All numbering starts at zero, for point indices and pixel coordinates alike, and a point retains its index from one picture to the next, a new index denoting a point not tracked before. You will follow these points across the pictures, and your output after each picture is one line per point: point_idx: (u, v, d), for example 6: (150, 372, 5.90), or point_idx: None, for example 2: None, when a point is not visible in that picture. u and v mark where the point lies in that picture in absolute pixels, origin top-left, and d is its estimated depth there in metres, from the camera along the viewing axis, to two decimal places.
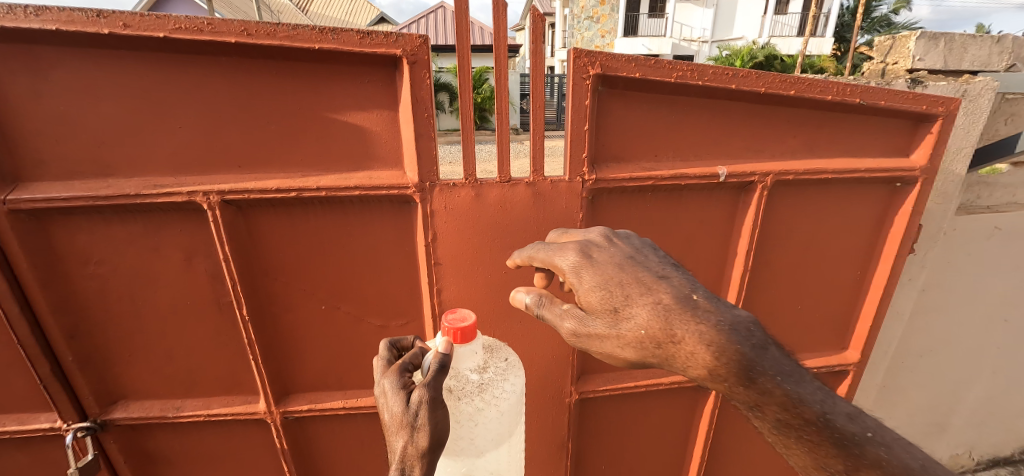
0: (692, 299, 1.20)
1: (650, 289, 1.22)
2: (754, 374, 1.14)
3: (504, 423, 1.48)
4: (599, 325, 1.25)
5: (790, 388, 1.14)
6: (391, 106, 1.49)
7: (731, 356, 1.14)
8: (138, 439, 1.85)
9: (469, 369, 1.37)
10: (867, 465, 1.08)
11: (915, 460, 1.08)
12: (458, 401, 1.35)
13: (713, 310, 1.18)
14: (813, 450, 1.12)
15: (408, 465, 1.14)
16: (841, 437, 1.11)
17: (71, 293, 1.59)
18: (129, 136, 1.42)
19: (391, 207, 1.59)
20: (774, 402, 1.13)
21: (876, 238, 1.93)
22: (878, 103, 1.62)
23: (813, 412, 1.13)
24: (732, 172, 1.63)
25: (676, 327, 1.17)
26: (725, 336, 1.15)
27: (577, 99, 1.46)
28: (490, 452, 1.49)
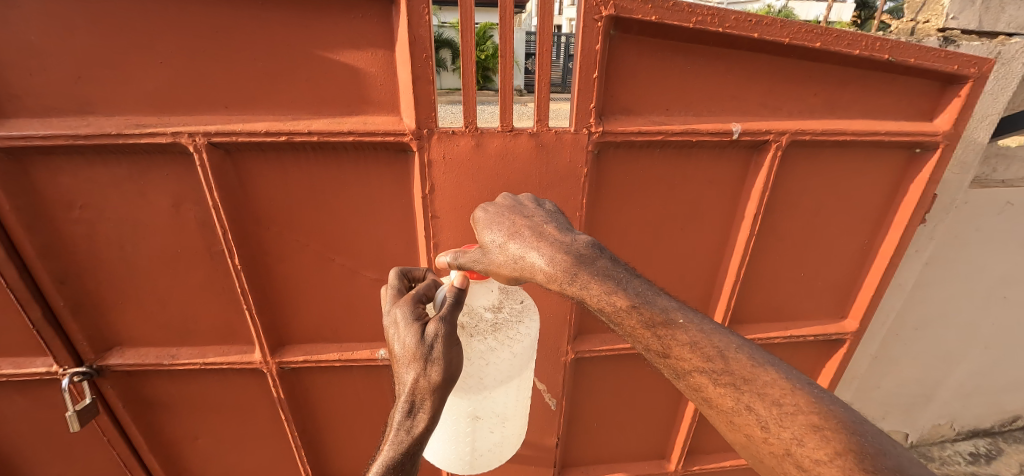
0: (554, 235, 1.20)
1: (522, 229, 1.24)
2: (611, 301, 1.12)
3: (516, 365, 1.45)
4: (490, 262, 1.25)
5: (654, 314, 1.11)
6: (387, 46, 1.39)
7: (586, 285, 1.13)
8: (135, 385, 1.86)
9: (483, 306, 1.36)
10: (733, 383, 1.04)
11: (785, 376, 1.02)
12: (470, 337, 1.35)
13: (573, 244, 1.18)
14: (686, 374, 1.08)
15: (419, 397, 1.14)
16: (711, 357, 1.06)
17: (57, 236, 1.54)
18: (109, 71, 1.34)
19: (387, 156, 1.52)
20: (635, 324, 1.11)
21: (889, 205, 1.86)
22: (908, 61, 1.52)
23: (683, 335, 1.09)
24: (747, 129, 1.55)
25: (535, 256, 1.17)
26: (580, 266, 1.14)
27: (587, 44, 1.37)
28: (498, 394, 1.46)
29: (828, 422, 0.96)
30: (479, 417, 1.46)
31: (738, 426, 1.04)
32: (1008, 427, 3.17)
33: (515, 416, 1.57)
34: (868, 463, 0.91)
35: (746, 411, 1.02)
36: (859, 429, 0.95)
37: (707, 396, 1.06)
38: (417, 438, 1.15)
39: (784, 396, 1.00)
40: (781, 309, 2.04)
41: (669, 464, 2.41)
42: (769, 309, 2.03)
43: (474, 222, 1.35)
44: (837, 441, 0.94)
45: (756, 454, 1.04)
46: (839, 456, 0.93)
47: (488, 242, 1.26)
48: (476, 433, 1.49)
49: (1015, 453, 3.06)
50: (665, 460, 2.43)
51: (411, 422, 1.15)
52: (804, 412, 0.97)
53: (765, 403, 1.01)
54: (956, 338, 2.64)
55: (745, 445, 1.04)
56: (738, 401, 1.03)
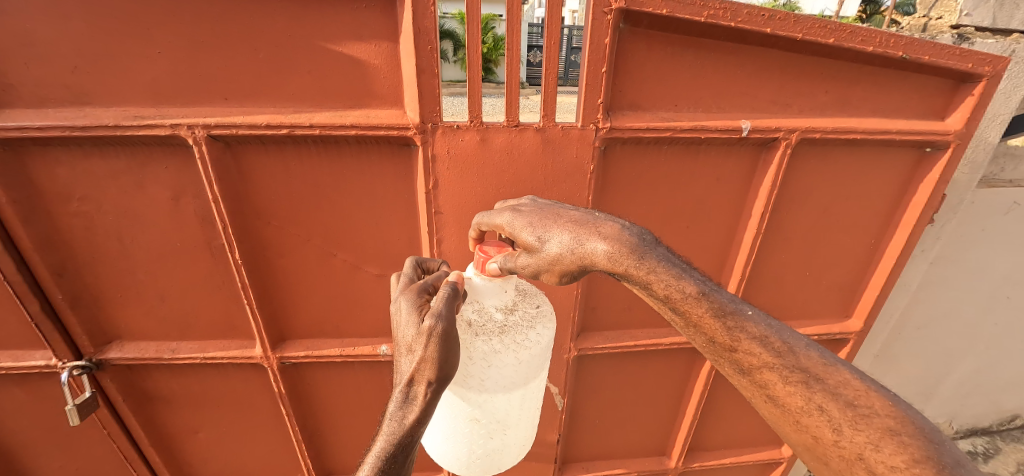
0: (611, 222, 1.16)
1: (573, 221, 1.19)
2: (680, 289, 1.10)
3: (519, 373, 1.39)
4: (541, 259, 1.19)
5: (723, 305, 1.10)
6: (391, 38, 1.36)
7: (655, 271, 1.10)
8: (135, 379, 1.84)
9: (494, 306, 1.32)
10: (805, 382, 1.03)
11: (862, 378, 1.02)
12: (475, 336, 1.31)
13: (635, 231, 1.15)
14: (754, 369, 1.07)
15: (414, 388, 1.14)
16: (782, 353, 1.06)
17: (55, 229, 1.52)
18: (106, 61, 1.31)
19: (390, 150, 1.50)
20: (703, 313, 1.09)
21: (897, 204, 1.84)
22: (921, 58, 1.49)
23: (752, 328, 1.08)
24: (757, 127, 1.52)
25: (597, 243, 1.13)
26: (648, 253, 1.11)
27: (596, 37, 1.34)
28: (498, 401, 1.40)
29: (905, 427, 0.97)
30: (478, 421, 1.41)
31: (805, 427, 1.04)
32: (1006, 427, 3.18)
33: (517, 426, 1.50)
34: (946, 473, 0.92)
35: (817, 412, 1.02)
36: (935, 437, 0.96)
37: (775, 394, 1.06)
38: (407, 431, 1.13)
39: (859, 398, 1.00)
40: (786, 309, 2.02)
41: (670, 461, 2.41)
42: (774, 307, 2.01)
43: (501, 224, 1.29)
44: (914, 447, 0.95)
45: (822, 457, 1.04)
46: (916, 464, 0.93)
47: (534, 241, 1.20)
48: (474, 438, 1.44)
49: (1013, 452, 3.06)
50: (666, 457, 2.42)
51: (403, 413, 1.13)
52: (880, 416, 0.98)
53: (839, 404, 1.01)
54: (958, 338, 2.63)
55: (809, 446, 1.04)
56: (810, 400, 1.02)
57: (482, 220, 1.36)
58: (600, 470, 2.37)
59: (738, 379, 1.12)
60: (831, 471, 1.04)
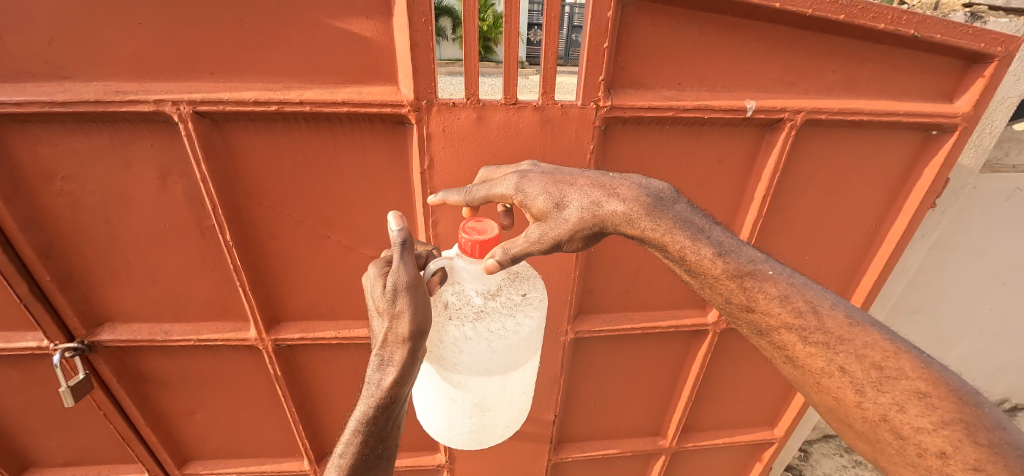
0: (627, 183, 1.19)
1: (593, 182, 1.20)
2: (695, 251, 1.13)
3: (496, 360, 1.34)
4: (558, 228, 1.19)
5: (741, 265, 1.11)
6: (383, 10, 1.30)
7: (670, 232, 1.14)
8: (129, 360, 1.83)
9: (474, 290, 1.27)
10: (827, 343, 1.04)
11: (890, 338, 1.01)
12: (449, 319, 1.27)
13: (652, 189, 1.18)
14: (772, 329, 1.09)
15: (389, 350, 1.15)
16: (804, 314, 1.06)
17: (40, 209, 1.48)
18: (85, 33, 1.25)
19: (383, 128, 1.45)
20: (719, 275, 1.12)
21: (901, 188, 1.81)
22: (933, 37, 1.44)
23: (771, 288, 1.09)
24: (761, 107, 1.48)
25: (616, 204, 1.16)
26: (663, 212, 1.16)
27: (598, 10, 1.28)
28: (475, 386, 1.37)
29: (938, 389, 0.96)
30: (456, 400, 1.41)
31: (827, 388, 1.06)
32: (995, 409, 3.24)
33: (500, 408, 1.47)
34: (978, 433, 0.92)
35: (839, 373, 1.03)
36: (971, 400, 0.95)
37: (795, 354, 1.08)
38: (388, 392, 1.17)
39: (886, 360, 1.00)
40: None
41: (663, 441, 2.44)
42: None
43: (507, 190, 1.24)
44: (944, 409, 0.94)
45: (847, 417, 1.06)
46: (945, 424, 0.94)
47: (552, 208, 1.18)
48: (452, 415, 1.44)
49: None
50: (660, 437, 2.45)
51: (380, 376, 1.17)
52: (910, 378, 0.97)
53: (865, 365, 1.01)
54: (953, 322, 2.64)
55: (834, 406, 1.06)
56: (833, 361, 1.03)
57: (478, 189, 1.29)
58: (596, 450, 2.39)
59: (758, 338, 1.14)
60: (857, 431, 1.06)
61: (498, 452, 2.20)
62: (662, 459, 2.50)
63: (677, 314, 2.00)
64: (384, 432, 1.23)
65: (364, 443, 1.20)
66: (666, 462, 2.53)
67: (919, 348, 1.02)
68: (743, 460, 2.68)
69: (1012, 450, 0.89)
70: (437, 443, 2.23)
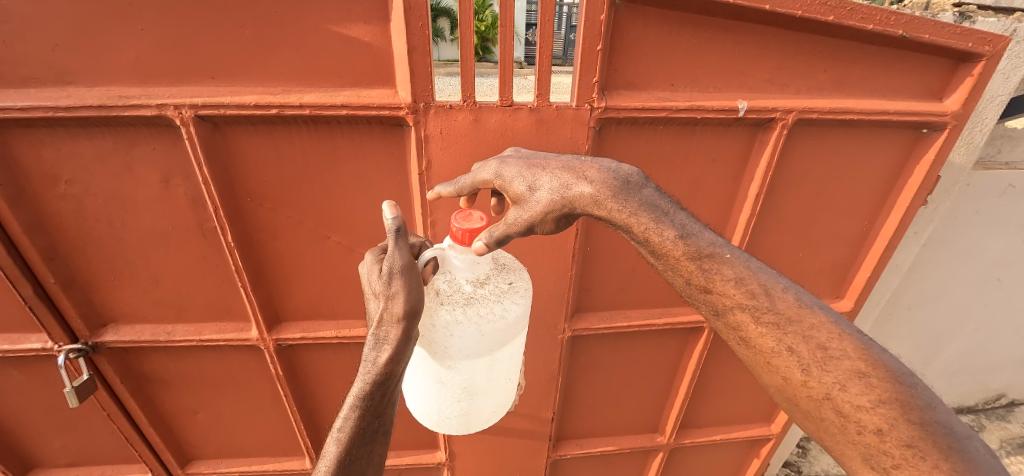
0: (597, 166, 1.20)
1: (566, 166, 1.22)
2: (659, 233, 1.12)
3: (484, 345, 1.33)
4: (533, 210, 1.20)
5: (701, 248, 1.10)
6: (380, 15, 1.32)
7: (635, 213, 1.13)
8: (132, 361, 1.85)
9: (464, 278, 1.27)
10: (778, 324, 1.03)
11: (836, 321, 1.00)
12: (440, 305, 1.26)
13: (621, 172, 1.18)
14: (728, 310, 1.08)
15: (384, 329, 1.15)
16: (756, 295, 1.05)
17: (45, 212, 1.50)
18: (88, 39, 1.27)
19: (382, 130, 1.48)
20: (680, 256, 1.11)
21: (893, 185, 1.83)
22: (922, 37, 1.47)
23: (728, 270, 1.08)
24: (753, 107, 1.51)
25: (583, 187, 1.17)
26: (629, 195, 1.15)
27: (592, 13, 1.31)
28: (465, 370, 1.37)
29: (876, 370, 0.95)
30: (445, 384, 1.40)
31: (775, 368, 1.04)
32: (992, 405, 3.27)
33: (487, 393, 1.47)
34: (911, 412, 0.91)
35: (788, 353, 1.02)
36: (907, 380, 0.94)
37: (748, 336, 1.06)
38: (382, 369, 1.17)
39: (831, 341, 0.99)
40: None
41: (662, 437, 2.46)
42: None
43: (488, 176, 1.29)
44: (882, 388, 0.94)
45: (792, 397, 1.04)
46: (882, 403, 0.93)
47: (524, 192, 1.22)
48: (440, 399, 1.43)
49: (996, 429, 3.16)
50: (658, 434, 2.47)
51: (377, 353, 1.17)
52: (851, 358, 0.96)
53: (811, 345, 1.00)
54: (948, 318, 2.67)
55: (782, 386, 1.04)
56: (783, 341, 1.02)
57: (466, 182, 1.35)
58: (595, 447, 2.41)
59: (714, 320, 1.13)
60: (803, 412, 1.04)
61: (498, 449, 2.23)
62: (660, 455, 2.52)
63: (673, 311, 2.02)
64: (380, 408, 1.22)
65: (362, 417, 1.20)
66: (665, 459, 2.56)
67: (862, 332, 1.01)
68: (741, 456, 2.71)
69: (940, 428, 0.90)
70: (437, 441, 2.25)
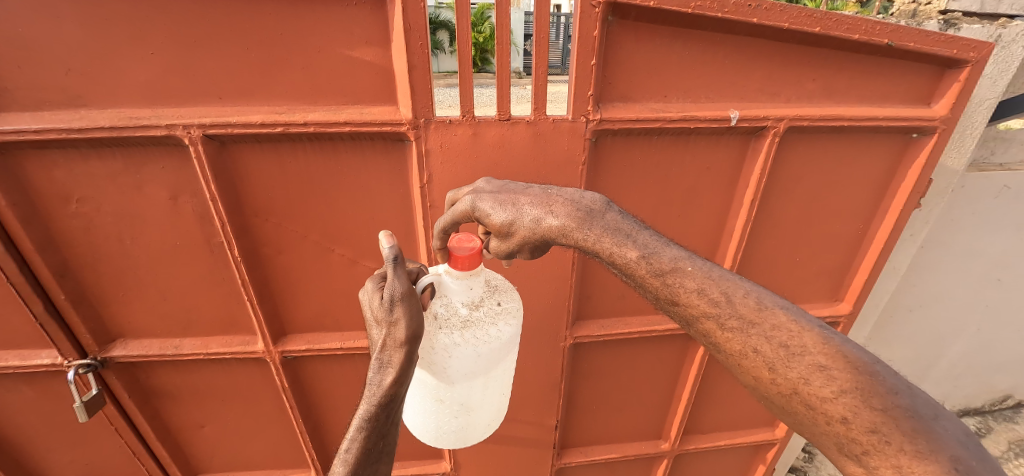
0: (563, 197, 1.23)
1: (536, 198, 1.24)
2: (622, 254, 1.14)
3: (483, 364, 1.33)
4: (516, 238, 1.25)
5: (664, 264, 1.12)
6: (381, 35, 1.37)
7: (599, 238, 1.16)
8: (140, 375, 1.88)
9: (460, 301, 1.26)
10: (741, 327, 1.04)
11: (795, 319, 1.01)
12: (438, 328, 1.25)
13: (584, 201, 1.21)
14: (696, 320, 1.09)
15: (388, 353, 1.14)
16: (719, 303, 1.07)
17: (56, 231, 1.54)
18: (100, 64, 1.32)
19: (384, 145, 1.52)
20: (644, 274, 1.13)
21: (886, 189, 1.86)
22: (906, 45, 1.51)
23: (691, 282, 1.10)
24: (745, 116, 1.55)
25: (552, 220, 1.20)
26: (593, 223, 1.17)
27: (585, 30, 1.35)
28: (463, 388, 1.35)
29: (837, 361, 0.95)
30: (443, 402, 1.38)
31: (746, 369, 1.05)
32: (999, 406, 3.27)
33: (484, 409, 1.45)
34: (873, 398, 0.91)
35: (754, 354, 1.03)
36: (868, 368, 0.94)
37: (717, 342, 1.07)
38: (387, 392, 1.15)
39: (791, 338, 1.00)
40: (778, 294, 2.06)
41: (666, 444, 2.47)
42: None
43: (465, 210, 1.29)
44: (844, 378, 0.94)
45: (766, 395, 1.05)
46: (845, 392, 0.93)
47: (501, 225, 1.24)
48: (438, 417, 1.42)
49: (1004, 431, 3.17)
50: (662, 440, 2.48)
51: (381, 377, 1.15)
52: (812, 353, 0.97)
53: (774, 345, 1.00)
54: (950, 319, 2.68)
55: (754, 385, 1.05)
56: (748, 343, 1.03)
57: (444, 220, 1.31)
58: (599, 454, 2.42)
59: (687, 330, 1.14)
60: (779, 408, 1.04)
61: (502, 458, 2.24)
62: (665, 461, 2.53)
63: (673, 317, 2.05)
64: (385, 428, 1.20)
65: (368, 438, 1.17)
66: (670, 465, 2.57)
67: (824, 325, 1.02)
68: (745, 461, 2.71)
69: (904, 412, 0.89)
70: (442, 451, 2.27)
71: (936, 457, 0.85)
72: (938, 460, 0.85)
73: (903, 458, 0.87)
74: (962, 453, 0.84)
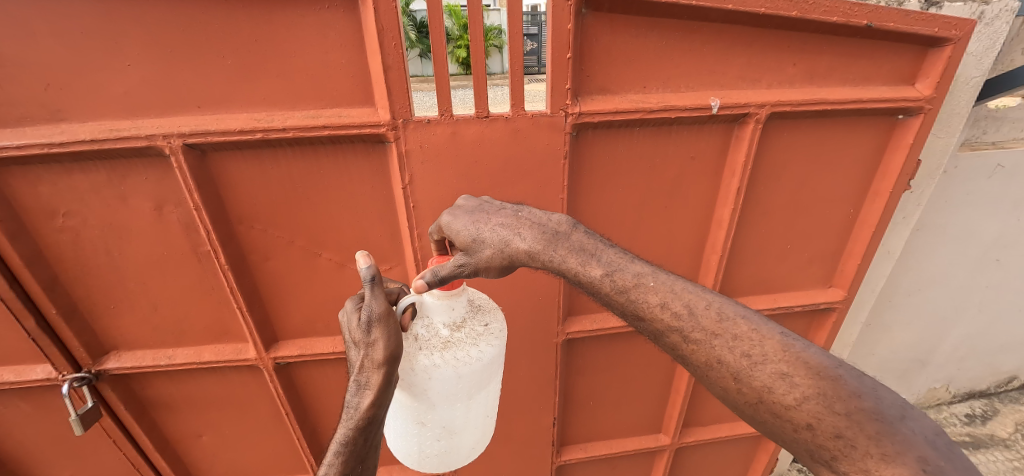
0: (531, 218, 1.25)
1: (505, 219, 1.26)
2: (587, 272, 1.17)
3: (465, 385, 1.28)
4: (476, 258, 1.23)
5: (626, 280, 1.15)
6: (356, 36, 1.36)
7: (566, 258, 1.19)
8: (136, 387, 1.89)
9: (441, 322, 1.24)
10: (704, 339, 1.05)
11: (757, 328, 1.02)
12: (419, 350, 1.22)
13: (551, 223, 1.24)
14: (661, 333, 1.11)
15: (366, 375, 1.13)
16: (682, 316, 1.08)
17: (43, 246, 1.55)
18: (76, 78, 1.32)
19: (364, 148, 1.52)
20: (607, 290, 1.16)
21: (874, 172, 1.85)
22: (886, 26, 1.49)
23: (654, 297, 1.12)
24: (725, 103, 1.55)
25: (519, 238, 1.22)
26: (559, 244, 1.21)
27: (559, 24, 1.35)
28: (445, 411, 1.30)
29: (798, 368, 0.96)
30: (425, 424, 1.32)
31: (713, 381, 1.06)
32: (1003, 388, 3.25)
33: (467, 431, 1.40)
34: (836, 403, 0.91)
35: (718, 365, 1.03)
36: (830, 372, 0.94)
37: (682, 355, 1.09)
38: (366, 414, 1.14)
39: (753, 347, 1.00)
40: (770, 282, 2.05)
41: (666, 438, 2.46)
42: (758, 281, 2.04)
43: (440, 228, 1.33)
44: (807, 385, 0.94)
45: (735, 406, 1.05)
46: (808, 398, 0.93)
47: (468, 241, 1.25)
48: (421, 439, 1.36)
49: (1011, 412, 3.13)
50: (662, 434, 2.47)
51: (359, 399, 1.14)
52: (773, 361, 0.98)
53: (737, 354, 1.01)
54: (948, 302, 2.66)
55: (722, 396, 1.06)
56: (712, 354, 1.04)
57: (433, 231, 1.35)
58: (599, 451, 2.42)
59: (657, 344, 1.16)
60: (750, 417, 1.04)
61: (501, 457, 2.24)
62: (666, 456, 2.52)
63: None
64: (364, 452, 1.21)
65: (346, 463, 1.18)
66: (670, 459, 2.55)
67: (786, 330, 1.02)
68: (747, 453, 2.70)
69: (868, 415, 0.89)
70: None
71: (902, 459, 0.84)
72: (904, 462, 0.84)
73: (870, 462, 0.87)
74: (930, 454, 0.84)
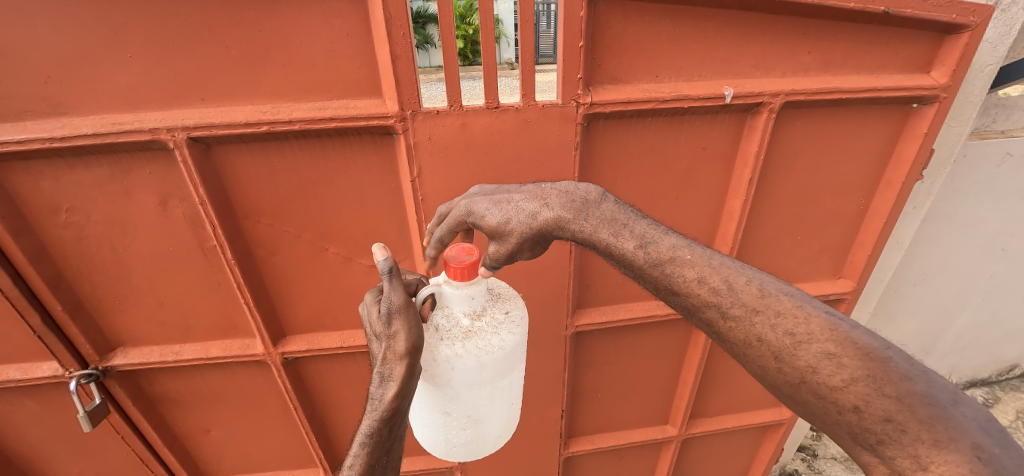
0: (556, 189, 1.22)
1: (528, 194, 1.23)
2: (620, 245, 1.16)
3: (488, 374, 1.27)
4: (509, 241, 1.20)
5: (661, 254, 1.13)
6: (362, 25, 1.33)
7: (596, 230, 1.17)
8: (143, 383, 1.88)
9: (461, 311, 1.22)
10: (745, 316, 1.04)
11: (801, 305, 1.00)
12: (440, 340, 1.21)
13: (579, 192, 1.20)
14: (697, 309, 1.10)
15: (389, 366, 1.11)
16: (721, 291, 1.07)
17: (47, 242, 1.53)
18: (77, 70, 1.29)
19: (372, 140, 1.49)
20: (641, 264, 1.15)
21: (886, 161, 1.83)
22: (904, 12, 1.46)
23: (690, 271, 1.11)
24: (739, 92, 1.52)
25: (548, 213, 1.19)
26: (589, 214, 1.18)
27: (571, 11, 1.32)
28: (469, 400, 1.29)
29: (846, 349, 0.94)
30: (450, 414, 1.32)
31: (752, 358, 1.05)
32: (1006, 376, 3.26)
33: (492, 420, 1.39)
34: (886, 386, 0.89)
35: (758, 342, 1.03)
36: (879, 354, 0.92)
37: (719, 330, 1.09)
38: (390, 406, 1.12)
39: (797, 325, 0.99)
40: (779, 273, 2.04)
41: (672, 429, 2.46)
42: (767, 272, 2.02)
43: (460, 217, 1.25)
44: (855, 366, 0.92)
45: (773, 384, 1.04)
46: (855, 381, 0.92)
47: (497, 225, 1.20)
48: (446, 429, 1.35)
49: (1012, 400, 3.15)
50: (669, 425, 2.47)
51: (382, 391, 1.13)
52: (820, 340, 0.96)
53: (780, 333, 1.00)
54: (954, 292, 2.66)
55: (761, 375, 1.05)
56: (752, 331, 1.03)
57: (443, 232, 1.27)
58: (606, 442, 2.42)
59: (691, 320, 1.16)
60: (787, 397, 1.04)
61: (509, 449, 2.24)
62: (673, 446, 2.52)
63: None
64: (390, 443, 1.20)
65: (372, 453, 1.17)
66: (677, 450, 2.55)
67: (833, 310, 1.00)
68: (753, 443, 2.70)
69: (920, 399, 0.87)
70: None
71: (956, 445, 0.82)
72: (958, 448, 0.82)
73: (919, 447, 0.85)
74: (985, 441, 0.82)
